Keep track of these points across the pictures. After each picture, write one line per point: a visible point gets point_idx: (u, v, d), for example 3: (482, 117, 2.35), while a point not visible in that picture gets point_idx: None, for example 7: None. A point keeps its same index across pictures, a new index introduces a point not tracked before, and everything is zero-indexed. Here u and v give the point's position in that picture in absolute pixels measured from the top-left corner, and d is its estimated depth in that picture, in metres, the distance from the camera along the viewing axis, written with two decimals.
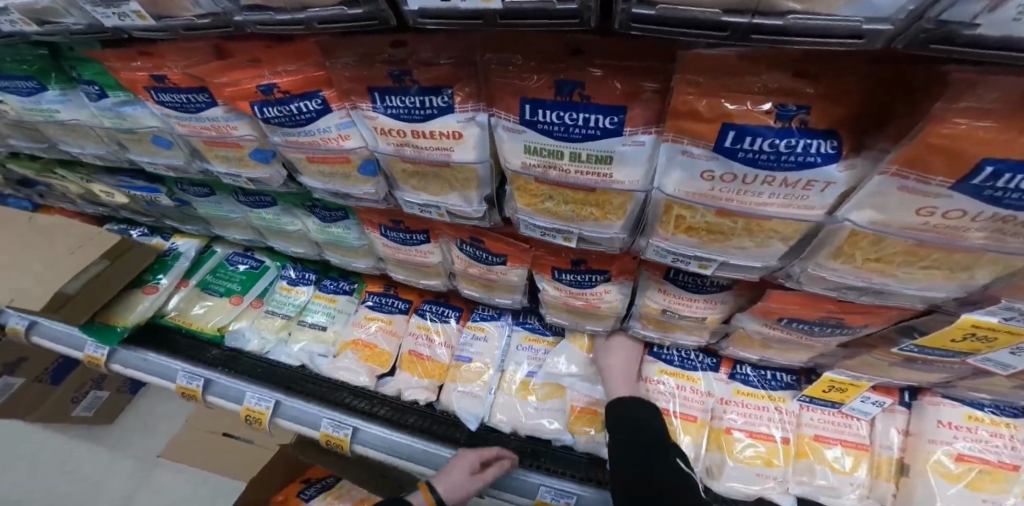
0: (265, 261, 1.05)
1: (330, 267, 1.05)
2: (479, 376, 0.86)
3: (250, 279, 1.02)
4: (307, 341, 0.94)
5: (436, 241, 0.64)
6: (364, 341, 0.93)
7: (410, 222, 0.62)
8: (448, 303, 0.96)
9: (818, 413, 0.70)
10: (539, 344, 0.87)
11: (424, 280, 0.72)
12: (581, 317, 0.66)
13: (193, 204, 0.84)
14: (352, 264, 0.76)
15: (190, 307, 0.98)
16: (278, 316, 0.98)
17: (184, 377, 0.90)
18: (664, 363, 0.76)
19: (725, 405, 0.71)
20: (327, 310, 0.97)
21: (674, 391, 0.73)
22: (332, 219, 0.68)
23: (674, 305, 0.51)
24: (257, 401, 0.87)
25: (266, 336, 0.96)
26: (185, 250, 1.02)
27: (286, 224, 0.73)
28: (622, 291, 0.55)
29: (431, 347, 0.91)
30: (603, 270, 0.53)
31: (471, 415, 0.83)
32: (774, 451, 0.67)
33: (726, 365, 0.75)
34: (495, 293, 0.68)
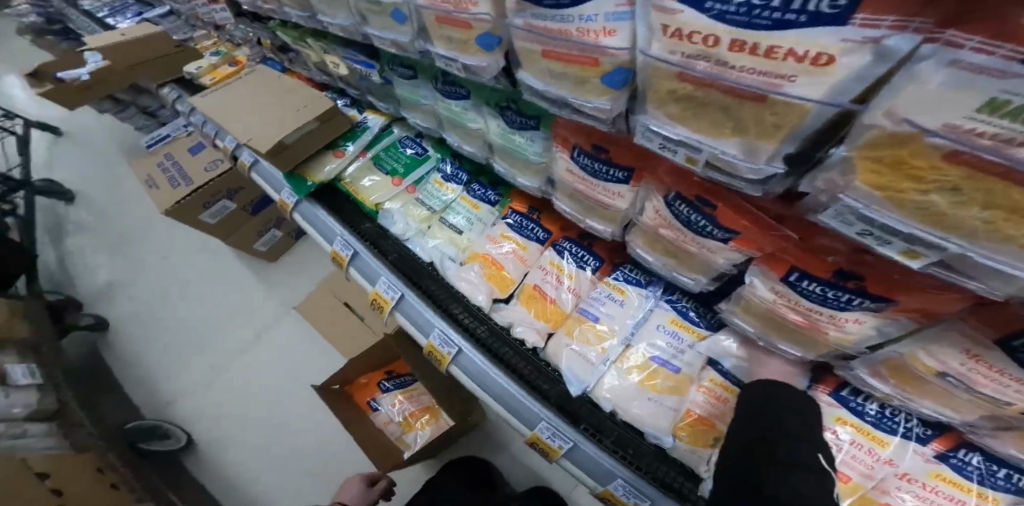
0: (429, 151, 1.06)
1: (482, 171, 1.03)
2: (597, 339, 0.78)
3: (413, 164, 1.05)
4: (442, 241, 0.97)
5: (637, 185, 0.54)
6: (495, 258, 0.91)
7: (618, 156, 0.53)
8: (590, 248, 0.87)
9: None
10: (687, 334, 0.75)
11: (593, 222, 0.63)
12: (783, 334, 0.56)
13: (394, 82, 0.82)
14: (517, 178, 0.69)
15: (360, 178, 1.05)
16: (425, 208, 1.00)
17: (338, 244, 0.99)
18: (846, 412, 0.60)
19: (904, 481, 0.55)
20: (468, 214, 0.97)
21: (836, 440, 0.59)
22: (521, 127, 0.61)
23: (973, 375, 0.41)
24: (387, 290, 0.92)
25: (409, 224, 1.00)
26: (372, 126, 1.08)
27: (468, 120, 0.69)
28: (882, 329, 0.45)
29: (558, 289, 0.85)
30: (892, 298, 0.42)
31: (575, 379, 0.77)
32: None
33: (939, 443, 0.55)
34: (672, 263, 0.57)
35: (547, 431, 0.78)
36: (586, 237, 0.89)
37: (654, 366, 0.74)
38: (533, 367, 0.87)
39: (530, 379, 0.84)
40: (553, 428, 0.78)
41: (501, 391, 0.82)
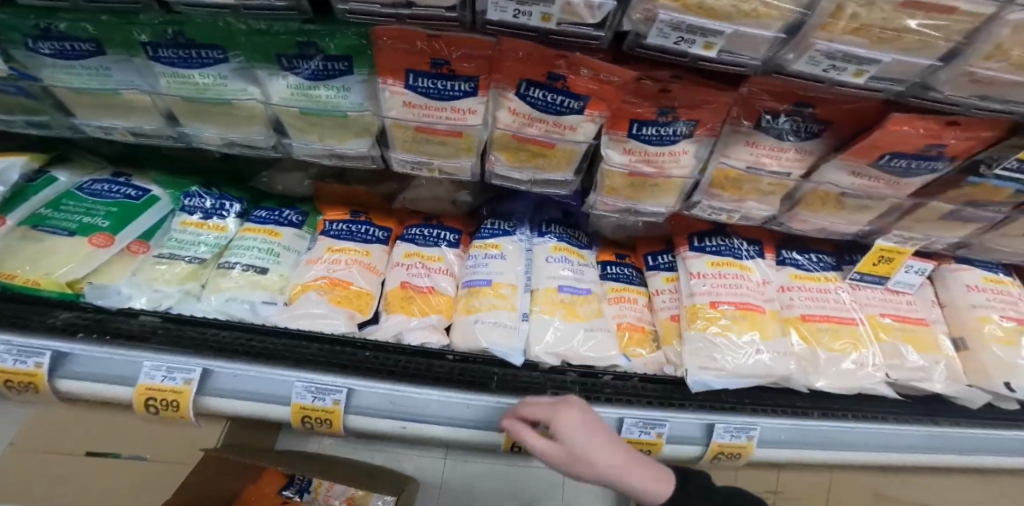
0: (153, 191, 0.73)
1: (263, 197, 0.81)
2: (504, 299, 0.70)
3: (127, 212, 0.69)
4: (235, 289, 0.65)
5: (483, 95, 0.51)
6: (328, 277, 0.69)
7: (457, 66, 0.48)
8: (443, 224, 0.82)
9: (871, 291, 0.75)
10: (574, 257, 0.78)
11: (450, 162, 0.60)
12: (644, 194, 0.60)
13: (45, 78, 0.52)
14: (342, 149, 0.58)
15: (7, 257, 0.60)
16: (181, 262, 0.67)
17: (9, 359, 0.54)
18: (711, 254, 0.75)
19: (788, 292, 0.74)
20: (266, 246, 0.71)
21: (729, 279, 0.72)
22: (323, 75, 0.50)
23: (759, 158, 0.54)
24: (167, 379, 0.56)
25: (164, 288, 0.64)
26: (4, 169, 0.65)
27: (233, 94, 0.53)
28: (698, 154, 0.55)
29: (432, 277, 0.73)
30: (750, 119, 0.51)
31: (509, 350, 0.67)
32: (758, 318, 0.69)
33: (769, 253, 0.77)
34: (548, 172, 0.60)
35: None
36: (434, 216, 0.82)
37: (571, 297, 0.73)
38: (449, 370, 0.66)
39: (455, 377, 0.64)
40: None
41: (442, 408, 0.60)
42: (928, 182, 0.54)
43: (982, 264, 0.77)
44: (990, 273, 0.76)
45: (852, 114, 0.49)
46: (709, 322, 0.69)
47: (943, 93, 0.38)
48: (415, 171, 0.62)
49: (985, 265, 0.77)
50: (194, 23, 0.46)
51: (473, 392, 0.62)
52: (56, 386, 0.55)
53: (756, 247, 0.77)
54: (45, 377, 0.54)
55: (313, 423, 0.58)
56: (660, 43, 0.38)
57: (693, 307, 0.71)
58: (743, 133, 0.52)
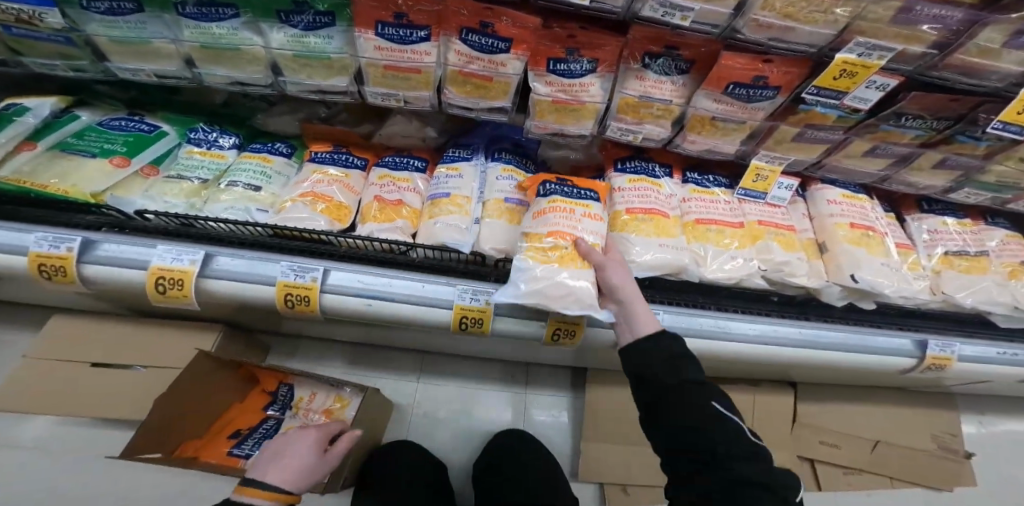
0: (163, 127, 0.87)
1: (258, 135, 0.94)
2: (459, 208, 0.85)
3: (139, 142, 0.82)
4: (233, 201, 0.81)
5: (436, 40, 0.67)
6: (312, 192, 0.85)
7: (413, 16, 0.64)
8: (412, 154, 0.96)
9: (752, 203, 0.95)
10: (518, 176, 0.92)
11: (413, 94, 0.76)
12: (567, 120, 0.77)
13: (89, 30, 0.66)
14: (325, 85, 0.74)
15: (41, 171, 0.75)
16: (188, 180, 0.82)
17: (45, 245, 0.68)
18: (630, 174, 0.93)
19: (687, 202, 0.93)
20: (260, 169, 0.86)
21: (643, 190, 0.90)
22: (313, 27, 0.66)
23: (647, 89, 0.71)
24: (175, 260, 0.70)
25: (172, 200, 0.79)
26: (37, 107, 0.80)
27: (243, 42, 0.67)
28: (603, 87, 0.72)
29: (400, 193, 0.88)
30: (637, 59, 0.69)
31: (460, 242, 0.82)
32: (663, 220, 0.87)
33: (676, 175, 0.97)
34: (491, 101, 0.76)
35: (466, 295, 0.79)
36: (404, 148, 0.97)
37: (515, 207, 0.88)
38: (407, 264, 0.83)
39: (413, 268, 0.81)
40: (472, 289, 0.79)
41: (402, 288, 0.77)
42: (771, 108, 0.72)
43: (843, 183, 0.98)
44: (848, 191, 0.97)
45: (706, 55, 0.68)
46: (625, 223, 0.87)
47: (745, 35, 0.57)
48: (385, 102, 0.78)
49: (844, 184, 0.98)
50: None
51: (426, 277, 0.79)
52: (82, 269, 0.69)
53: (667, 170, 0.97)
54: (73, 260, 0.68)
55: (295, 299, 0.73)
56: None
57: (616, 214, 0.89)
58: (633, 70, 0.70)
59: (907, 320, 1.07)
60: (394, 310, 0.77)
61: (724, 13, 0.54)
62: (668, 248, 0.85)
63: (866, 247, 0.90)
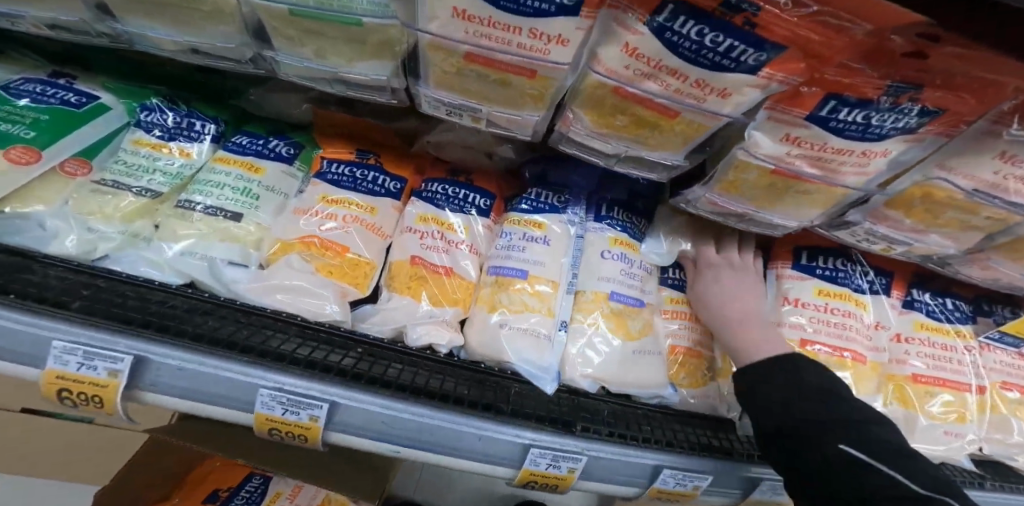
0: (103, 97, 0.55)
1: (247, 117, 0.64)
2: (540, 300, 0.56)
3: (64, 123, 0.50)
4: (200, 231, 0.51)
5: (587, 19, 0.29)
6: (320, 238, 0.55)
7: None
8: (472, 185, 0.65)
9: (1000, 354, 0.63)
10: (630, 253, 0.61)
11: (504, 110, 0.39)
12: (772, 204, 0.42)
13: None
14: (349, 73, 0.39)
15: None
16: (130, 193, 0.51)
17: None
18: (821, 280, 0.58)
19: (904, 343, 0.60)
20: (240, 181, 0.55)
21: (841, 316, 0.56)
22: None
23: (1003, 182, 0.36)
24: (86, 369, 0.40)
25: (102, 228, 0.48)
26: None
27: None
28: (900, 158, 0.36)
29: (451, 255, 0.59)
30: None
31: (540, 371, 0.53)
32: (860, 372, 0.55)
33: (896, 289, 0.63)
34: (643, 151, 0.39)
35: (542, 459, 0.49)
36: (462, 171, 0.66)
37: (621, 308, 0.58)
38: (456, 380, 0.52)
39: (471, 390, 0.51)
40: (556, 452, 0.49)
41: (449, 438, 0.47)
42: None
43: None
44: None
45: None
46: None
47: None
48: (450, 116, 0.42)
49: None
50: None
51: (489, 424, 0.48)
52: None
53: (885, 281, 0.62)
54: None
55: (283, 435, 0.47)
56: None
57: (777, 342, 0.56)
58: (1003, 140, 0.33)
59: None
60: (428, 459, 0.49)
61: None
62: None
63: None
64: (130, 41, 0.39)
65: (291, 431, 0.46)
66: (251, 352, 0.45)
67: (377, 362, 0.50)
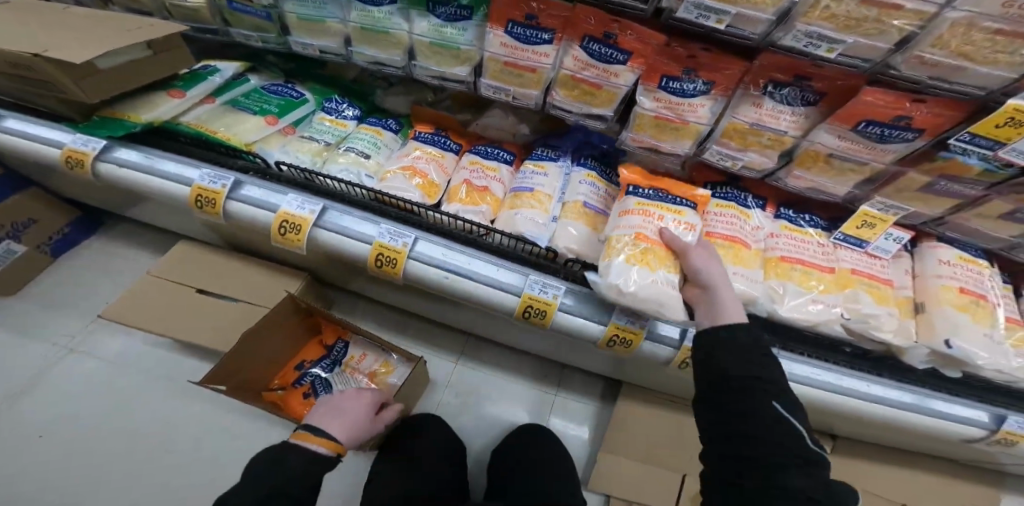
0: (307, 95, 1.07)
1: (374, 110, 1.13)
2: (540, 203, 0.92)
3: (289, 106, 1.02)
4: (348, 164, 0.94)
5: (557, 44, 0.71)
6: (412, 167, 0.96)
7: (544, 20, 0.68)
8: (501, 147, 1.06)
9: (850, 251, 0.94)
10: (596, 181, 0.96)
11: (521, 90, 0.80)
12: (662, 137, 0.79)
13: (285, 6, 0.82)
14: (448, 73, 0.81)
15: (212, 121, 0.94)
16: (315, 140, 0.98)
17: (206, 179, 0.81)
18: (718, 198, 0.93)
19: (775, 237, 0.93)
20: (373, 139, 0.99)
21: (729, 216, 0.91)
22: (451, 20, 0.74)
23: (761, 117, 0.71)
24: (298, 207, 0.80)
25: (301, 156, 0.95)
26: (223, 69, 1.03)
27: (393, 27, 0.77)
28: (713, 109, 0.73)
29: (487, 182, 0.97)
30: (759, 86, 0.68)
31: (538, 234, 0.89)
32: (740, 248, 0.88)
33: (770, 208, 0.97)
34: (590, 107, 0.79)
35: (536, 285, 0.82)
36: (500, 142, 1.07)
37: (593, 212, 0.92)
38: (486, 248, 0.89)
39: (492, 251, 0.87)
40: (543, 282, 0.83)
41: (481, 268, 0.82)
42: (906, 153, 0.70)
43: (960, 245, 0.92)
44: (964, 253, 0.92)
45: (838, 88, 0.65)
46: None
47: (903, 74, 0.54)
48: (495, 95, 0.83)
49: (961, 246, 0.92)
50: None
51: (503, 262, 0.84)
52: (225, 206, 0.81)
53: (761, 202, 0.97)
54: (223, 195, 0.80)
55: (384, 260, 0.80)
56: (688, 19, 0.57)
57: None
58: (751, 96, 0.70)
59: (993, 395, 0.99)
60: (468, 289, 0.81)
61: (883, 48, 0.52)
62: (740, 276, 0.87)
63: (971, 313, 0.84)
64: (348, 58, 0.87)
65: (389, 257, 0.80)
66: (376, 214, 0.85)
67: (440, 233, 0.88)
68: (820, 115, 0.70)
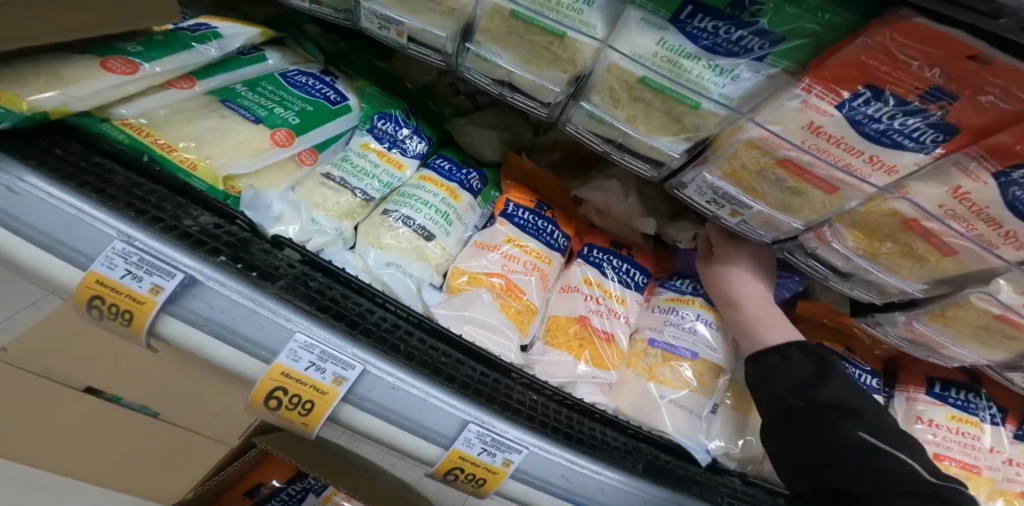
0: (351, 103, 0.71)
1: (448, 146, 0.77)
2: (700, 381, 0.65)
3: (317, 118, 0.66)
4: (405, 252, 0.63)
5: (937, 155, 0.33)
6: (505, 279, 0.65)
7: (958, 111, 0.29)
8: (635, 260, 0.74)
9: None
10: None
11: (782, 217, 0.44)
12: (971, 338, 0.48)
13: None
14: (644, 141, 0.45)
15: (175, 125, 0.55)
16: (353, 193, 0.65)
17: (118, 270, 0.39)
18: (954, 408, 0.68)
19: (1018, 467, 0.67)
20: (441, 205, 0.68)
21: (966, 437, 0.66)
22: (719, 49, 0.35)
23: None
24: (314, 371, 0.44)
25: (322, 221, 0.60)
26: (228, 36, 0.63)
27: (581, 31, 0.39)
28: None
29: (608, 318, 0.67)
30: None
31: (693, 443, 0.62)
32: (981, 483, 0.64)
33: (1011, 423, 0.71)
34: (884, 273, 0.44)
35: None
36: (625, 244, 0.75)
37: None
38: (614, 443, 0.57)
39: (623, 456, 0.55)
40: None
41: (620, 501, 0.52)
42: None
43: None
44: None
45: None
46: None
47: None
48: (710, 204, 0.48)
49: None
50: None
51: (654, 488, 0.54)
52: (157, 324, 0.41)
53: (1000, 412, 0.71)
54: (153, 309, 0.39)
55: (462, 477, 0.49)
56: None
57: None
58: None
59: None
60: None
61: None
62: None
63: None
64: (459, 59, 0.50)
65: (473, 476, 0.49)
66: (449, 385, 0.49)
67: (543, 418, 0.53)
68: None
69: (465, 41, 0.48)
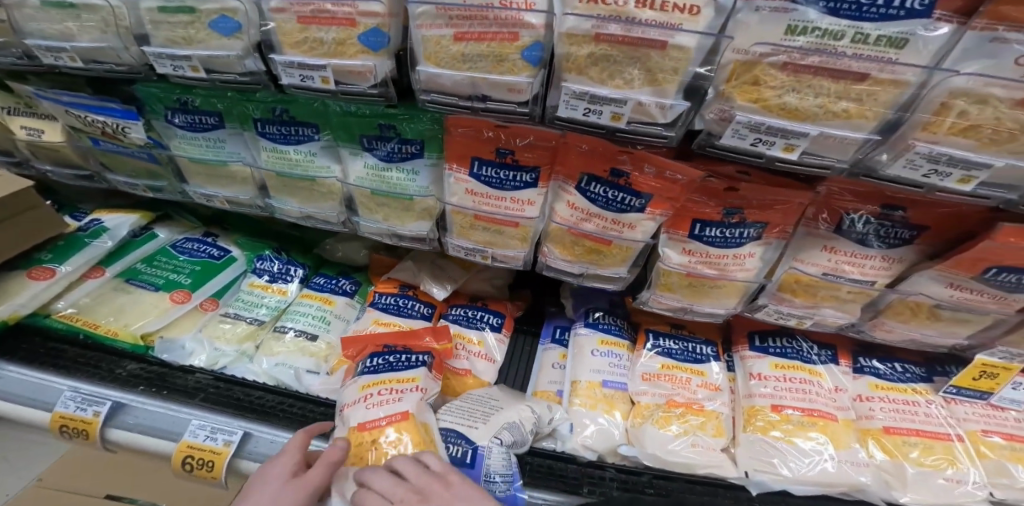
0: (233, 252, 0.88)
1: (324, 264, 0.93)
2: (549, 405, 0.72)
3: (204, 272, 0.83)
4: (286, 355, 0.73)
5: (545, 185, 0.52)
6: None
7: (523, 157, 0.49)
8: (488, 307, 0.85)
9: (968, 406, 0.70)
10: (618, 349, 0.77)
11: (509, 249, 0.58)
12: (699, 295, 0.59)
13: (173, 146, 0.60)
14: (402, 229, 0.59)
15: (94, 308, 0.73)
16: (244, 322, 0.78)
17: (71, 406, 0.62)
18: (775, 357, 0.75)
19: (867, 401, 0.72)
20: (319, 312, 0.81)
21: (801, 383, 0.71)
22: (397, 158, 0.53)
23: (838, 265, 0.53)
24: (209, 440, 0.60)
25: (223, 347, 0.74)
26: (115, 226, 0.82)
27: (318, 170, 0.56)
28: (765, 255, 0.54)
29: (471, 360, 0.77)
30: (837, 218, 0.50)
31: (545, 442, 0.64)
32: (832, 427, 0.66)
33: (844, 359, 0.77)
34: (599, 268, 0.57)
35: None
36: (480, 298, 0.87)
37: (611, 392, 0.72)
38: None
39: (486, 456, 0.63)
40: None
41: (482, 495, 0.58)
42: None
43: None
44: None
45: (944, 219, 0.49)
46: (771, 428, 0.67)
47: None
48: (469, 257, 0.62)
49: None
50: (302, 106, 0.52)
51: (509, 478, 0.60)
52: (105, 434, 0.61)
53: (830, 352, 0.77)
54: (97, 425, 0.61)
55: None
56: (737, 144, 0.37)
57: (752, 406, 0.70)
58: (822, 237, 0.52)
59: None
60: None
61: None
62: (851, 463, 0.64)
63: None
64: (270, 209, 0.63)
65: None
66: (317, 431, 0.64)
67: None
68: (918, 252, 0.53)
69: (266, 198, 0.63)
